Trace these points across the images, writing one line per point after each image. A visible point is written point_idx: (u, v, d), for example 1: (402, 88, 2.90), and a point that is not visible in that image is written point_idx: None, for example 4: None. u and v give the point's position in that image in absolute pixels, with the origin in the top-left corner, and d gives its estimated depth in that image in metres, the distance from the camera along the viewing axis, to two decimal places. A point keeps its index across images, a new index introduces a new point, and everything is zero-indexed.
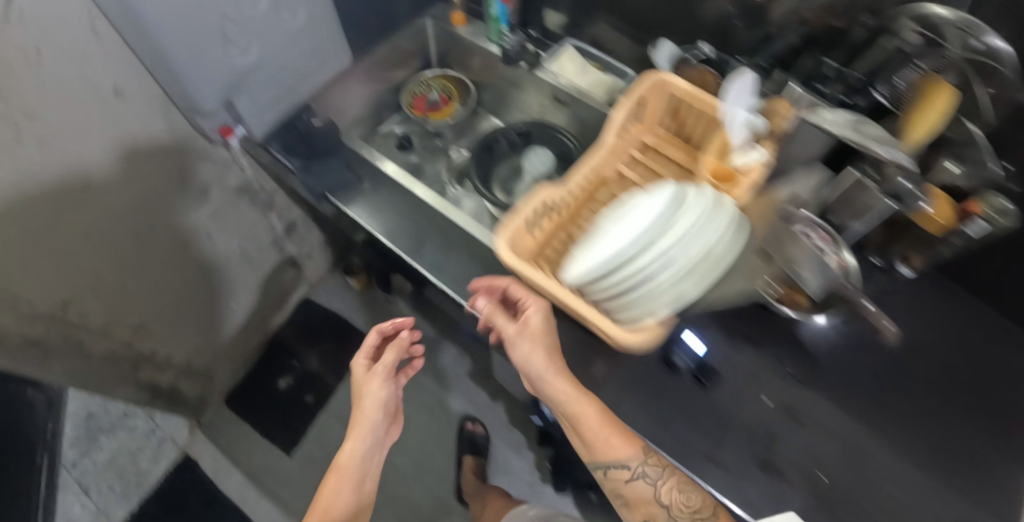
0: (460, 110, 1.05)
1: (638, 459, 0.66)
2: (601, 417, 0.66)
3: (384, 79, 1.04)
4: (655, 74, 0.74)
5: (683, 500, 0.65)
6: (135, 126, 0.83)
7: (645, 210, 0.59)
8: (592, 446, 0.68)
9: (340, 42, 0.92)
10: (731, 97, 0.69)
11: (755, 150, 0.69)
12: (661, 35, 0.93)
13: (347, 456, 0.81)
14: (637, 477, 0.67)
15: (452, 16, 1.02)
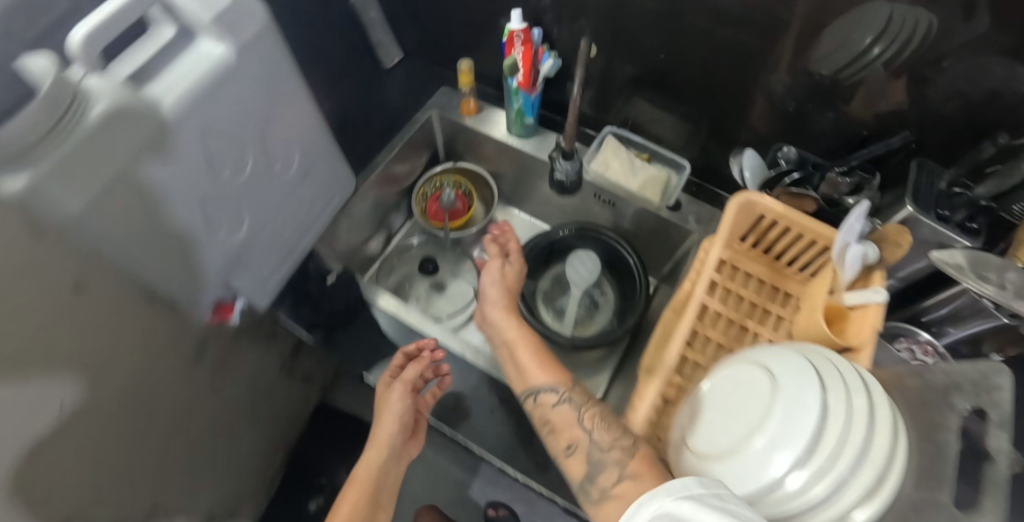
0: (479, 213, 0.98)
1: (565, 387, 0.66)
2: (534, 350, 0.72)
3: (392, 182, 0.92)
4: (743, 196, 0.64)
5: (607, 432, 0.59)
6: (103, 319, 0.56)
7: (793, 408, 0.49)
8: (525, 369, 0.71)
9: (345, 175, 0.78)
10: (845, 229, 0.59)
11: (874, 290, 0.58)
12: (698, 113, 0.84)
13: (363, 467, 0.71)
14: (560, 404, 0.65)
15: (462, 104, 0.91)
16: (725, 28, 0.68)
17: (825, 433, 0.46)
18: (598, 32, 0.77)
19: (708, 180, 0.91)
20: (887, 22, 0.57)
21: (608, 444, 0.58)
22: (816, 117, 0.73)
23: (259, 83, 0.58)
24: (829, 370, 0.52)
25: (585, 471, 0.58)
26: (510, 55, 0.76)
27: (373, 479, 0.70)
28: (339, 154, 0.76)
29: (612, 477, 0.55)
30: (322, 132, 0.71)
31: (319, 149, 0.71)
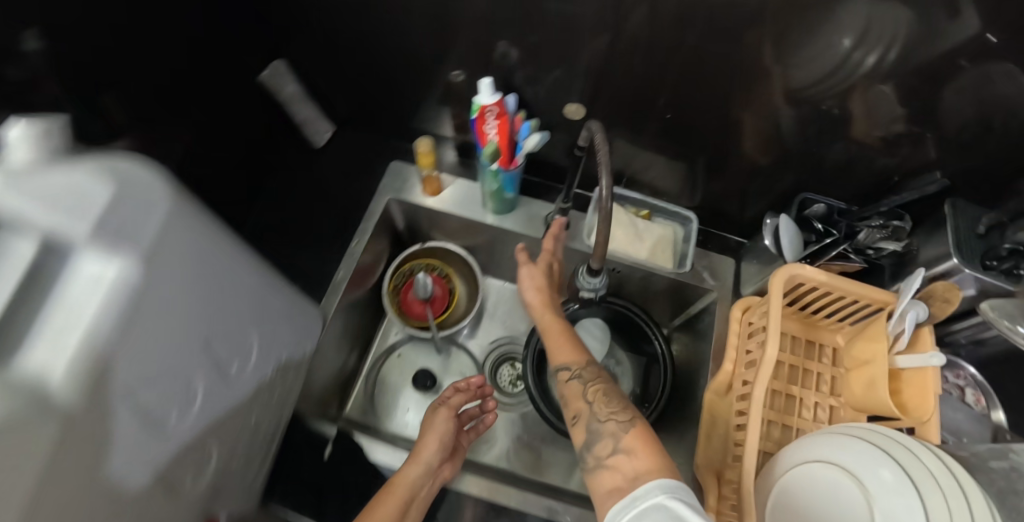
0: (463, 293, 0.86)
1: (584, 364, 0.59)
2: (563, 331, 0.63)
3: (358, 289, 0.77)
4: (786, 272, 0.59)
5: (608, 404, 0.55)
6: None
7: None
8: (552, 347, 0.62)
9: (295, 298, 0.61)
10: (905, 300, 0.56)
11: (931, 353, 0.55)
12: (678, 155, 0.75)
13: (406, 476, 0.60)
14: (573, 381, 0.58)
15: (426, 187, 0.77)
16: (721, 76, 0.59)
17: (929, 504, 0.48)
18: (575, 87, 0.66)
19: (708, 221, 0.84)
20: (867, 25, 0.50)
21: (605, 415, 0.54)
22: (824, 156, 0.67)
23: (188, 270, 0.37)
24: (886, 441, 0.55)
25: (583, 441, 0.54)
26: (482, 132, 0.63)
27: (402, 495, 0.58)
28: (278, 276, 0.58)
29: (606, 448, 0.52)
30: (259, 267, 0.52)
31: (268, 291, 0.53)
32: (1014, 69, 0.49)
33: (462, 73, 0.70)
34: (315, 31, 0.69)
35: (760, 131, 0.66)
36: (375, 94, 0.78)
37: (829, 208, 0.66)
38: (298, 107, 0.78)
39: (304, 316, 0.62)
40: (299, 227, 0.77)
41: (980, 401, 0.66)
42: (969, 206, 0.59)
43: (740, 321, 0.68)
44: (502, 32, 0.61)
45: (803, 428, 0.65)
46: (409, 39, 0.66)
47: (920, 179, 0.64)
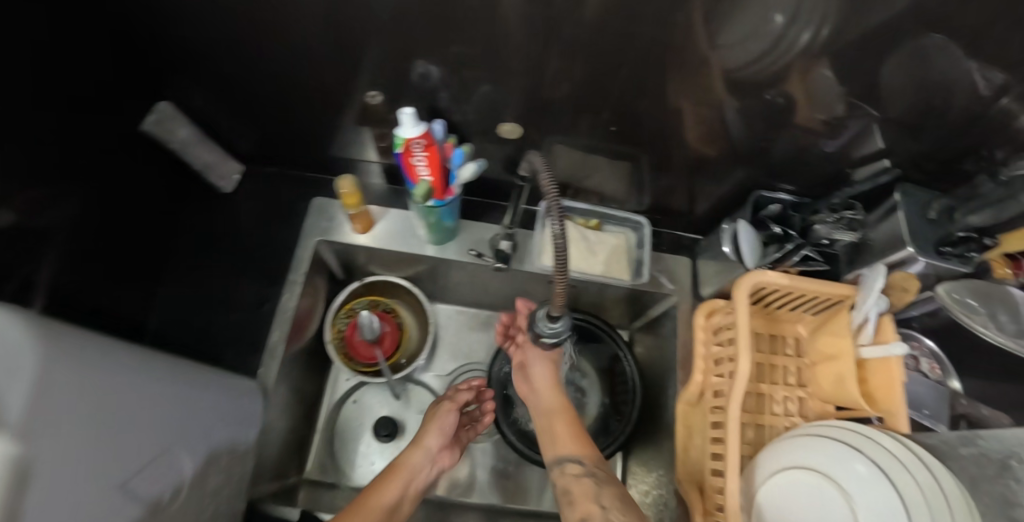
0: (414, 328, 0.80)
1: (596, 462, 0.54)
2: (573, 422, 0.59)
3: (299, 347, 0.70)
4: (751, 277, 0.58)
5: (624, 509, 0.49)
6: None
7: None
8: (554, 438, 0.58)
9: (221, 380, 0.55)
10: (868, 294, 0.57)
11: (894, 343, 0.55)
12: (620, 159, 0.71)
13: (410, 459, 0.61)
14: (584, 477, 0.53)
15: (356, 223, 0.69)
16: (662, 80, 0.55)
17: (905, 493, 0.49)
18: (506, 100, 0.61)
19: (659, 219, 0.81)
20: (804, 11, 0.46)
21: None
22: (767, 146, 0.64)
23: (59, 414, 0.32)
24: (854, 437, 0.55)
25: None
26: (410, 165, 0.56)
27: (405, 477, 0.58)
28: (191, 363, 0.52)
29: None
30: (159, 366, 0.45)
31: (179, 389, 0.47)
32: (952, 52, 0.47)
33: (378, 96, 0.62)
34: (199, 67, 0.59)
35: (705, 130, 0.63)
36: (283, 128, 0.69)
37: (782, 207, 0.65)
38: (198, 152, 0.70)
39: (240, 398, 0.57)
40: (220, 287, 0.69)
41: (935, 370, 0.69)
42: (918, 191, 0.59)
43: (706, 328, 0.66)
44: (417, 51, 0.54)
45: (775, 425, 0.65)
46: (311, 66, 0.58)
47: (871, 167, 0.64)
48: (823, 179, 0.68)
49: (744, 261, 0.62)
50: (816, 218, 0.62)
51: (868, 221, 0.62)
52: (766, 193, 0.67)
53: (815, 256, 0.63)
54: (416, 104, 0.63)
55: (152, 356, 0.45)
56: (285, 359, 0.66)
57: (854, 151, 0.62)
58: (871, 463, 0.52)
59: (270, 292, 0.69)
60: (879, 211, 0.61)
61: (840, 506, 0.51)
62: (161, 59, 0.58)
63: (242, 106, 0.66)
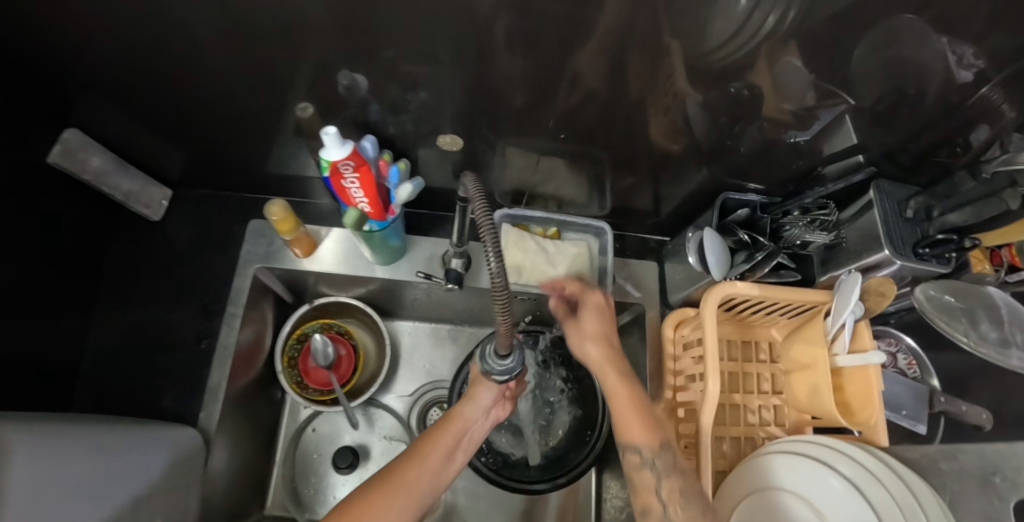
0: (371, 348, 0.77)
1: (656, 450, 0.50)
2: (637, 398, 0.52)
3: (243, 382, 0.66)
4: (717, 290, 0.54)
5: (684, 507, 0.46)
6: None
7: None
8: (621, 422, 0.52)
9: (150, 429, 0.53)
10: (842, 304, 0.54)
11: (873, 352, 0.52)
12: (577, 163, 0.66)
13: (466, 408, 0.54)
14: (644, 466, 0.50)
15: (300, 247, 0.64)
16: (617, 81, 0.50)
17: (879, 506, 0.46)
18: (447, 107, 0.56)
19: (622, 223, 0.77)
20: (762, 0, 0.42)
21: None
22: (729, 146, 0.60)
23: None
24: (825, 454, 0.53)
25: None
26: (343, 188, 0.52)
27: (458, 428, 0.53)
28: (97, 425, 0.49)
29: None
30: (64, 451, 0.42)
31: (92, 464, 0.43)
32: (928, 34, 0.43)
33: (310, 108, 0.56)
34: (103, 84, 0.53)
35: (666, 133, 0.58)
36: (209, 147, 0.63)
37: (751, 211, 0.61)
38: (117, 180, 0.63)
39: (187, 463, 0.53)
40: (154, 326, 0.63)
41: (912, 365, 0.68)
42: (894, 187, 0.57)
43: (673, 340, 0.64)
44: (343, 59, 0.48)
45: (752, 437, 0.62)
46: (226, 81, 0.52)
47: (844, 164, 0.60)
48: (791, 179, 0.64)
49: (711, 274, 0.57)
50: (787, 220, 0.60)
51: (840, 221, 0.59)
52: (734, 194, 0.63)
53: (786, 260, 0.60)
54: (350, 116, 0.57)
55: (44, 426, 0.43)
56: (228, 398, 0.61)
57: (823, 148, 0.58)
58: (845, 478, 0.49)
59: (209, 327, 0.63)
60: (853, 208, 0.58)
61: None
62: (58, 77, 0.52)
63: (163, 126, 0.60)
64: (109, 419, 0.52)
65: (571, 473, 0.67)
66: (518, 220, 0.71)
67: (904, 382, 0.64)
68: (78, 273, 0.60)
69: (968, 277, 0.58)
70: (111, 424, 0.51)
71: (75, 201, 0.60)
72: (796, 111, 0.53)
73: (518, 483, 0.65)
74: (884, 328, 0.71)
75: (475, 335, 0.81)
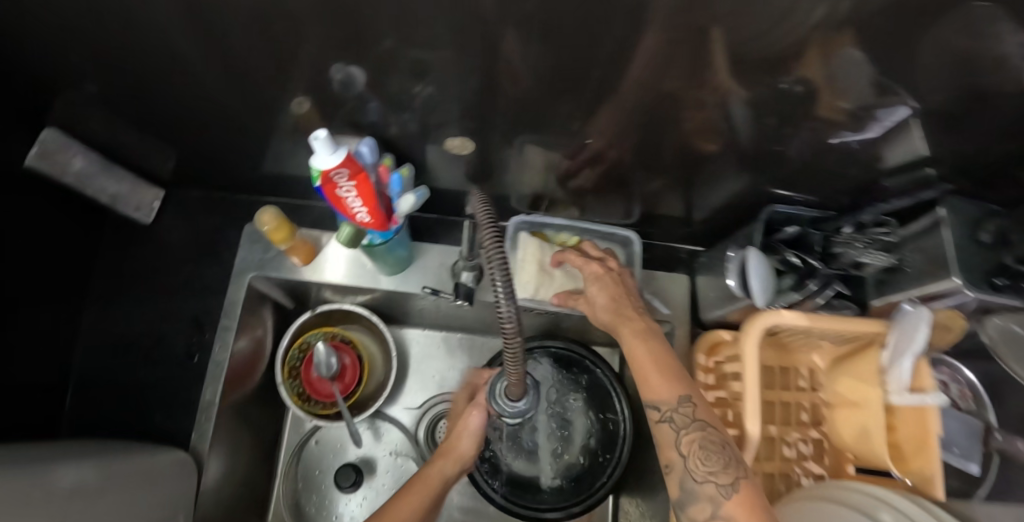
0: (376, 354, 0.72)
1: (675, 403, 0.47)
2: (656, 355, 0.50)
3: (240, 396, 0.62)
4: (760, 320, 0.48)
5: (705, 460, 0.44)
6: None
7: None
8: (643, 374, 0.50)
9: (127, 457, 0.49)
10: (904, 343, 0.48)
11: (933, 394, 0.47)
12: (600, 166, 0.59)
13: (433, 469, 0.54)
14: (664, 422, 0.47)
15: (300, 254, 0.59)
16: (646, 78, 0.43)
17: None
18: (454, 104, 0.49)
19: (649, 230, 0.71)
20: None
21: (703, 476, 0.43)
22: (774, 152, 0.53)
23: None
24: (866, 501, 0.48)
25: (677, 499, 0.45)
26: (338, 198, 0.47)
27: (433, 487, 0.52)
28: (64, 458, 0.45)
29: (702, 511, 0.43)
30: (30, 482, 0.39)
31: (63, 495, 0.40)
32: None
33: (306, 103, 0.50)
34: (74, 79, 0.48)
35: (702, 133, 0.51)
36: (198, 145, 0.58)
37: (801, 228, 0.56)
38: (102, 183, 0.59)
39: (166, 487, 0.49)
40: (146, 337, 0.60)
41: (966, 397, 0.61)
42: (966, 205, 0.50)
43: (707, 368, 0.57)
44: (333, 50, 0.42)
45: (790, 473, 0.56)
46: (208, 74, 0.47)
47: (907, 176, 0.52)
48: (845, 189, 0.56)
49: (756, 300, 0.50)
50: (839, 240, 0.54)
51: (903, 240, 0.52)
52: (780, 208, 0.56)
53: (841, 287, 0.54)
54: (347, 113, 0.51)
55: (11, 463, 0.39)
56: (222, 414, 0.58)
57: (884, 155, 0.50)
58: None
59: (202, 341, 0.60)
60: (917, 226, 0.51)
61: None
62: (23, 75, 0.47)
63: (145, 123, 0.55)
64: (75, 448, 0.48)
65: (588, 501, 0.61)
66: (535, 227, 0.65)
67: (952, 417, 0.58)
68: (62, 282, 0.57)
69: None
70: (80, 453, 0.47)
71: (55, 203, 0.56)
72: (856, 113, 0.46)
73: (530, 509, 0.61)
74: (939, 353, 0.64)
75: (488, 346, 0.76)
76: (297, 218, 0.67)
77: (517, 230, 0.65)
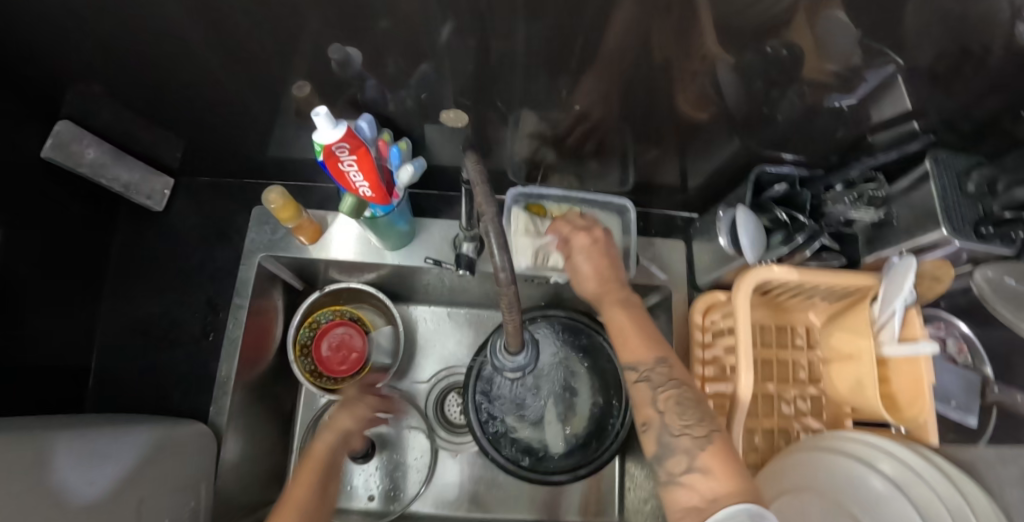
0: (384, 332, 0.73)
1: (653, 363, 0.48)
2: (637, 323, 0.51)
3: (256, 373, 0.65)
4: (751, 277, 0.50)
5: (680, 414, 0.44)
6: None
7: None
8: (622, 338, 0.50)
9: (127, 441, 0.47)
10: (897, 290, 0.49)
11: (923, 341, 0.47)
12: (596, 139, 0.60)
13: (320, 442, 0.53)
14: (642, 382, 0.47)
15: (307, 232, 0.62)
16: (634, 49, 0.45)
17: (923, 506, 0.43)
18: (451, 82, 0.51)
19: (646, 200, 0.72)
20: None
21: (678, 429, 0.44)
22: (763, 117, 0.54)
23: None
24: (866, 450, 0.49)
25: (653, 454, 0.44)
26: (341, 172, 0.49)
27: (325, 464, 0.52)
28: (84, 428, 0.46)
29: (678, 465, 0.42)
30: (66, 443, 0.42)
31: (92, 458, 0.43)
32: None
33: (308, 87, 0.52)
34: (85, 71, 0.50)
35: (692, 101, 0.52)
36: (205, 133, 0.60)
37: (790, 186, 0.55)
38: (115, 171, 0.61)
39: (190, 454, 0.52)
40: (162, 320, 0.63)
41: (964, 352, 0.62)
42: (955, 157, 0.51)
43: (703, 326, 0.58)
44: (332, 32, 0.44)
45: (787, 430, 0.58)
46: (215, 63, 0.49)
47: (894, 132, 0.53)
48: (835, 149, 0.58)
49: (746, 256, 0.51)
50: (828, 196, 0.54)
51: (890, 196, 0.54)
52: (770, 168, 0.57)
53: (830, 243, 0.54)
54: (347, 95, 0.53)
55: (16, 451, 0.37)
56: (238, 391, 0.61)
57: (871, 114, 0.52)
58: (885, 477, 0.46)
59: (216, 320, 0.63)
60: (905, 181, 0.53)
61: None
62: (39, 70, 0.49)
63: (153, 113, 0.57)
64: (64, 425, 0.45)
65: (595, 464, 0.64)
66: (532, 199, 0.66)
67: (952, 369, 0.60)
68: (80, 269, 0.60)
69: None
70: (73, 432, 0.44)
71: (71, 191, 0.58)
72: (843, 75, 0.47)
73: (540, 474, 0.64)
74: (935, 311, 0.65)
75: (492, 321, 0.77)
76: (302, 200, 0.69)
77: (515, 201, 0.65)
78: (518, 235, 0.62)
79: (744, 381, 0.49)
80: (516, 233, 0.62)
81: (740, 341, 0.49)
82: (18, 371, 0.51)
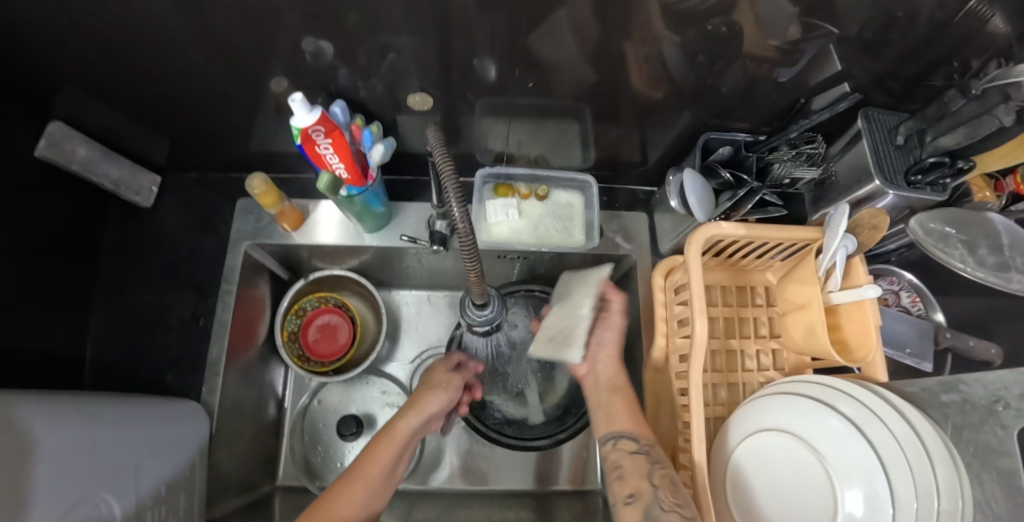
0: (367, 316, 0.76)
1: (653, 442, 0.52)
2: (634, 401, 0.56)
3: (246, 357, 0.68)
4: (701, 233, 0.53)
5: (674, 494, 0.46)
6: None
7: (872, 503, 0.45)
8: (609, 412, 0.55)
9: (86, 412, 0.47)
10: (834, 236, 0.52)
11: (868, 286, 0.51)
12: (559, 121, 0.64)
13: (401, 422, 0.52)
14: (637, 453, 0.51)
15: (291, 219, 0.66)
16: (586, 34, 0.48)
17: (880, 447, 0.46)
18: (418, 70, 0.55)
19: (611, 176, 0.76)
20: None
21: (669, 505, 0.45)
22: (712, 89, 0.58)
23: None
24: (823, 392, 0.52)
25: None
26: (318, 154, 0.52)
27: (401, 444, 0.51)
28: (65, 399, 0.49)
29: None
30: (51, 405, 0.44)
31: (83, 417, 0.46)
32: None
33: (285, 80, 0.56)
34: (75, 73, 0.54)
35: (646, 80, 0.56)
36: (190, 130, 0.64)
37: (734, 149, 0.60)
38: (105, 168, 0.64)
39: (174, 418, 0.55)
40: (155, 308, 0.66)
41: (916, 302, 0.67)
42: (885, 115, 0.55)
43: (665, 288, 0.63)
44: (305, 26, 0.48)
45: (749, 382, 0.61)
46: (196, 61, 0.53)
47: (829, 95, 0.57)
48: (779, 116, 0.62)
49: (695, 214, 0.57)
50: (773, 157, 0.58)
51: (829, 155, 0.58)
52: (716, 134, 0.62)
53: (773, 198, 0.60)
54: (322, 85, 0.57)
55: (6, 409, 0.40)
56: (229, 373, 0.64)
57: (809, 82, 0.56)
58: (842, 417, 0.49)
59: (206, 306, 0.66)
60: (842, 141, 0.57)
61: (815, 469, 0.49)
62: (33, 74, 0.53)
63: (140, 113, 0.61)
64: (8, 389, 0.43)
65: (573, 428, 0.68)
66: (500, 180, 0.71)
67: (908, 318, 0.63)
68: (75, 261, 0.63)
69: (962, 199, 0.58)
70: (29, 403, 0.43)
71: (64, 188, 0.62)
72: (783, 48, 0.51)
73: (520, 441, 0.67)
74: (887, 267, 0.69)
75: None
76: (285, 190, 0.73)
77: (484, 183, 0.70)
78: (491, 217, 0.68)
79: (699, 363, 0.52)
80: (488, 217, 0.69)
81: (697, 306, 0.52)
82: (19, 355, 0.54)
